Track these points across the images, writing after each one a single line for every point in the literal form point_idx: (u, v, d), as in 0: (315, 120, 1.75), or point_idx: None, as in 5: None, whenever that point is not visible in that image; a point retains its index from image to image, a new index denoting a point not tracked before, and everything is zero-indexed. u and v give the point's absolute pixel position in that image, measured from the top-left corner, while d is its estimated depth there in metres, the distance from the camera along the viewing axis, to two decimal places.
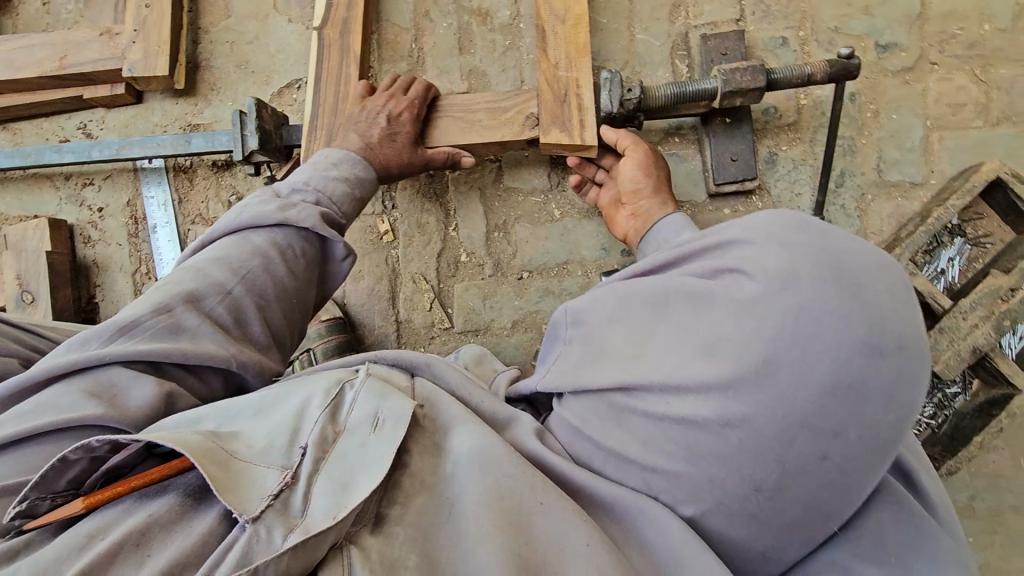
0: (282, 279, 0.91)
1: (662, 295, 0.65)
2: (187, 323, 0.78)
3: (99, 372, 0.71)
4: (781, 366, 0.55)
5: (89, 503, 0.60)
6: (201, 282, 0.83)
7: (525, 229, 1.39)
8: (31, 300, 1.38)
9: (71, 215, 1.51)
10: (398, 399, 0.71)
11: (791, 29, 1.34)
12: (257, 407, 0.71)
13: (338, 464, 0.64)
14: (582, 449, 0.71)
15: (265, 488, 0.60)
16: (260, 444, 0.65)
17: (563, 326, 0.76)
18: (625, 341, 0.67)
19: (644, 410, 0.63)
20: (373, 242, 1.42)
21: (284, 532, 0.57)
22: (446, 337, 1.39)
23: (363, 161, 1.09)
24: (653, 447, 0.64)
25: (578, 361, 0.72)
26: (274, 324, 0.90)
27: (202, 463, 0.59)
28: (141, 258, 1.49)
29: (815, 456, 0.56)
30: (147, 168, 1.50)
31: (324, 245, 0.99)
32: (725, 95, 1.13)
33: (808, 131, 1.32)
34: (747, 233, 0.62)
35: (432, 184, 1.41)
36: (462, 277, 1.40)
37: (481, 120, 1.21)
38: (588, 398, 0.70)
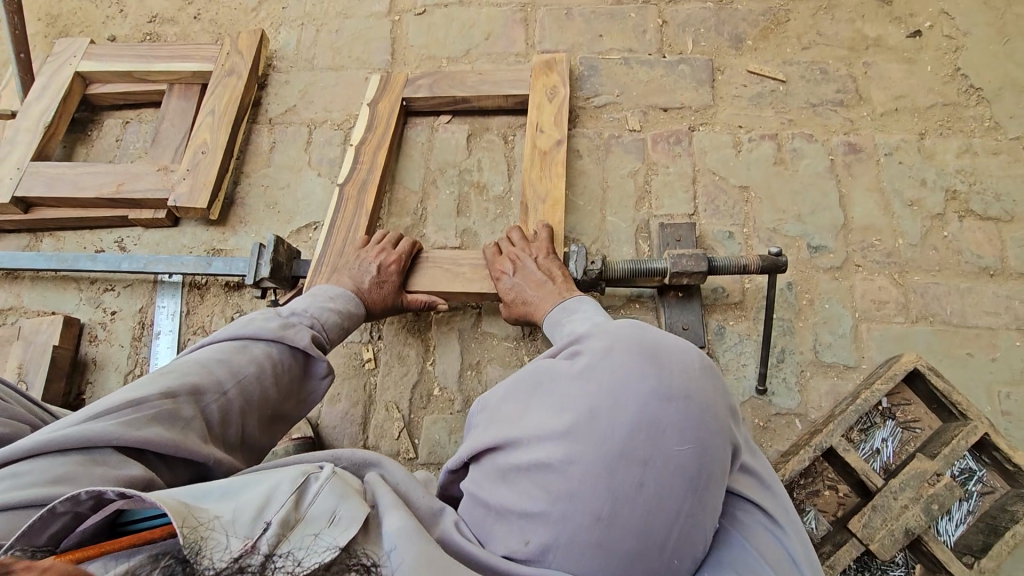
0: (269, 387, 1.04)
1: (532, 376, 0.87)
2: (184, 415, 0.88)
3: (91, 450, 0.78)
4: (601, 411, 0.74)
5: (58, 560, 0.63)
6: (203, 380, 0.95)
7: (496, 370, 1.51)
8: (24, 389, 1.46)
9: (85, 315, 1.65)
10: (354, 504, 0.77)
11: (737, 226, 1.59)
12: (225, 489, 0.76)
13: (295, 542, 0.68)
14: (474, 516, 0.83)
15: (226, 553, 0.64)
16: (226, 517, 0.69)
17: (476, 414, 0.94)
18: (506, 412, 0.86)
19: (513, 460, 0.79)
20: (355, 368, 1.55)
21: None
22: (409, 467, 1.44)
23: (354, 297, 1.29)
24: (519, 493, 0.77)
25: (475, 435, 0.90)
26: (248, 433, 0.99)
27: (179, 526, 0.65)
28: (137, 361, 1.60)
29: (633, 483, 0.71)
30: (166, 282, 1.67)
31: (309, 364, 1.14)
32: (673, 274, 1.33)
33: (751, 310, 1.50)
34: (591, 332, 0.87)
35: (416, 322, 1.57)
36: (432, 409, 1.49)
37: (465, 272, 1.40)
38: (477, 466, 0.85)
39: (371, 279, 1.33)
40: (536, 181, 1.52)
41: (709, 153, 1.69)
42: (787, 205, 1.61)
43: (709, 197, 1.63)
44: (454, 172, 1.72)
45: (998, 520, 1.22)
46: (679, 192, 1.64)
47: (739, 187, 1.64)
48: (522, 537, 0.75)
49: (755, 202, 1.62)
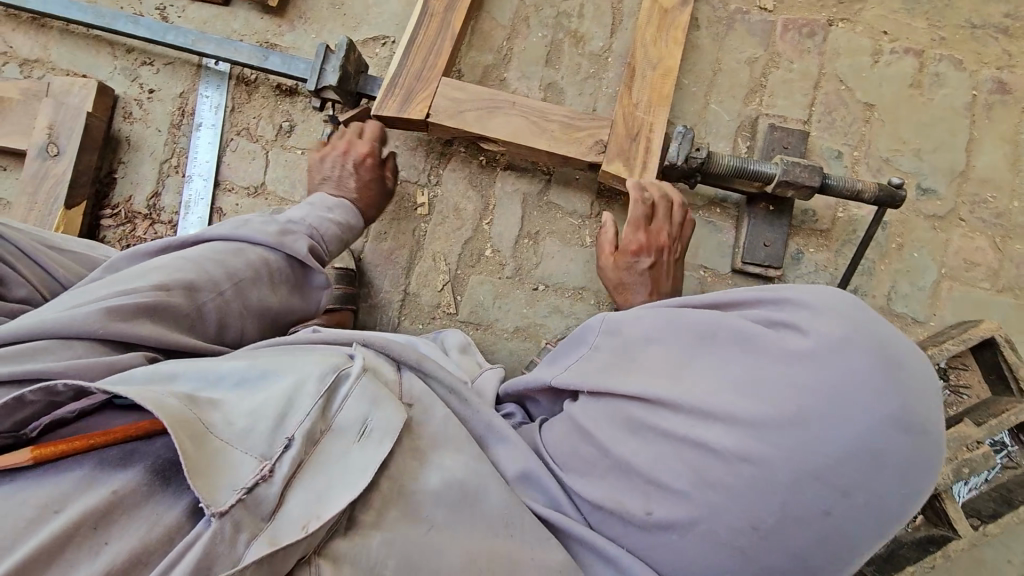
0: (267, 296, 0.97)
1: (713, 330, 0.72)
2: (173, 312, 0.85)
3: (70, 339, 0.77)
4: (814, 419, 0.62)
5: (36, 455, 0.64)
6: (195, 277, 0.89)
7: (554, 245, 1.42)
8: (55, 153, 1.34)
9: (120, 87, 1.49)
10: (387, 411, 0.78)
11: (848, 147, 1.44)
12: (242, 376, 0.79)
13: (319, 467, 0.71)
14: (584, 453, 0.78)
15: (238, 479, 0.66)
16: (242, 425, 0.71)
17: (605, 338, 0.82)
18: (662, 361, 0.74)
19: (666, 427, 0.70)
20: (406, 211, 1.45)
21: (246, 536, 0.64)
22: (447, 322, 1.41)
23: (354, 209, 1.15)
24: (662, 463, 0.69)
25: (604, 364, 0.80)
26: (250, 331, 0.97)
27: (178, 437, 0.65)
28: (175, 151, 1.48)
29: (818, 507, 0.63)
30: (211, 69, 1.50)
31: (310, 273, 1.05)
32: (780, 183, 1.20)
33: (836, 241, 1.40)
34: (804, 296, 0.70)
35: (480, 175, 1.45)
36: (480, 270, 1.42)
37: (554, 131, 1.23)
38: (605, 403, 0.76)
39: (357, 182, 1.19)
40: (649, 44, 1.31)
41: (842, 56, 1.47)
42: (908, 137, 1.44)
43: (827, 107, 1.45)
44: (551, 12, 1.49)
45: (1014, 493, 1.24)
46: (797, 94, 1.45)
47: (863, 105, 1.45)
48: (644, 503, 0.71)
49: (875, 125, 1.44)
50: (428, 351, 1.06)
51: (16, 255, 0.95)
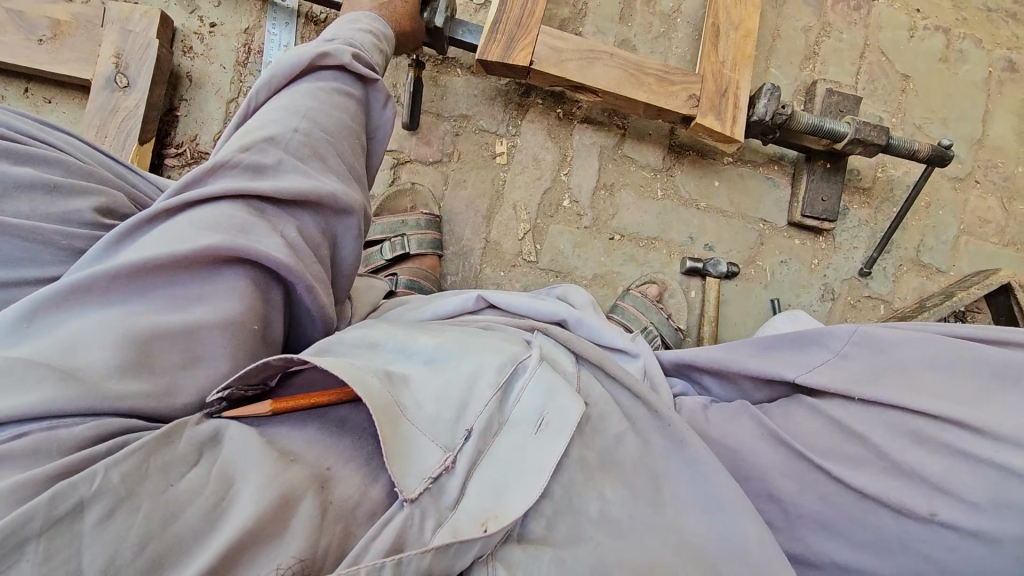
0: (336, 116, 0.85)
1: (1016, 370, 0.67)
2: (268, 164, 0.71)
3: (207, 212, 0.63)
4: None
5: (275, 407, 0.57)
6: (269, 126, 0.76)
7: (629, 197, 1.49)
8: (125, 85, 1.25)
9: (177, 19, 1.41)
10: (566, 402, 0.64)
11: (886, 114, 1.58)
12: (432, 355, 0.64)
13: (497, 461, 0.57)
14: (848, 451, 0.70)
15: (426, 466, 0.53)
16: (430, 409, 0.57)
17: (861, 347, 0.75)
18: (954, 387, 0.69)
19: (965, 448, 0.64)
20: (485, 160, 1.47)
21: (433, 526, 0.50)
22: (528, 270, 1.45)
23: (382, 22, 1.07)
24: (953, 478, 0.64)
25: (865, 373, 0.73)
26: (347, 164, 0.84)
27: (375, 414, 0.52)
28: (242, 90, 1.42)
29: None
30: (278, 4, 1.44)
31: (367, 91, 0.95)
32: (851, 140, 1.31)
33: (876, 199, 1.55)
34: None
35: (558, 126, 1.49)
36: (559, 220, 1.47)
37: (650, 83, 1.29)
38: (885, 414, 0.69)
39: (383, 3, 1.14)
40: (731, 5, 1.38)
41: (884, 30, 1.60)
42: (937, 107, 1.60)
43: (870, 77, 1.58)
44: None
45: None
46: (845, 63, 1.58)
47: (901, 76, 1.60)
48: (927, 504, 0.65)
49: (910, 95, 1.60)
50: (592, 327, 0.87)
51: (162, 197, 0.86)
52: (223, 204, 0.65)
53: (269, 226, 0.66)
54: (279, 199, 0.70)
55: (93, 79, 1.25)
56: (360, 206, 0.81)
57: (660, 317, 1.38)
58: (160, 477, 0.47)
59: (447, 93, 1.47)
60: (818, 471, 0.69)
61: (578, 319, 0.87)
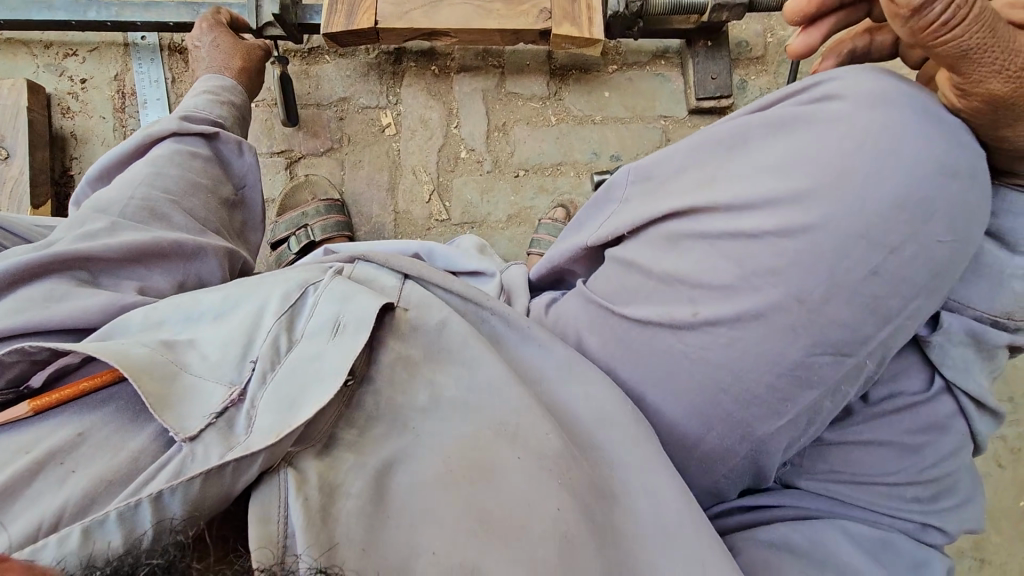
0: (178, 174, 0.87)
1: (742, 137, 0.65)
2: (97, 231, 0.74)
3: (20, 292, 0.65)
4: (857, 183, 0.55)
5: (35, 407, 0.54)
6: (106, 203, 0.80)
7: (524, 130, 1.48)
8: (5, 156, 1.29)
9: (49, 85, 1.45)
10: (363, 300, 0.65)
11: None
12: (220, 309, 0.64)
13: (293, 376, 0.57)
14: (626, 283, 0.70)
15: (209, 407, 0.54)
16: (216, 354, 0.59)
17: (632, 185, 0.75)
18: (697, 180, 0.67)
19: (700, 232, 0.63)
20: (375, 135, 1.48)
21: (221, 453, 0.50)
22: (443, 228, 1.45)
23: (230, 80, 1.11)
24: (703, 262, 0.63)
25: (639, 204, 0.73)
26: (197, 217, 0.86)
27: (134, 376, 0.53)
28: (126, 134, 1.45)
29: (861, 274, 0.56)
30: (140, 44, 1.47)
31: (215, 146, 0.97)
32: (713, 8, 1.28)
33: (772, 65, 1.51)
34: (838, 72, 0.62)
35: (436, 83, 1.49)
36: (460, 172, 1.47)
37: (497, 9, 1.28)
38: (647, 234, 0.70)
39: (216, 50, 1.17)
40: None
41: None
42: None
43: None
44: None
45: None
46: None
47: None
48: (691, 305, 0.63)
49: None
50: (446, 255, 0.95)
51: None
52: (46, 279, 0.67)
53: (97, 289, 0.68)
54: (111, 262, 0.72)
55: None
56: (219, 247, 0.82)
57: None
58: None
59: (321, 81, 1.48)
60: (619, 316, 0.70)
61: (430, 250, 0.95)
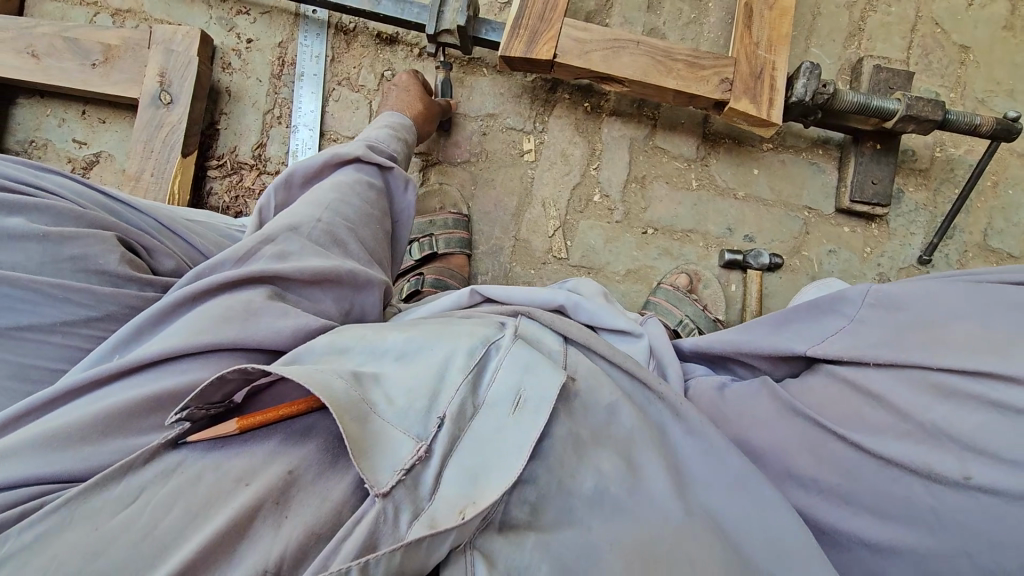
0: (356, 203, 0.95)
1: None
2: (290, 252, 0.79)
3: (221, 300, 0.70)
4: None
5: (242, 426, 0.60)
6: (296, 216, 0.86)
7: (662, 189, 1.45)
8: (168, 101, 1.32)
9: (217, 37, 1.47)
10: (543, 376, 0.72)
11: (944, 89, 1.46)
12: (403, 351, 0.73)
13: (474, 446, 0.65)
14: (867, 416, 0.65)
15: (399, 459, 0.60)
16: (402, 402, 0.65)
17: (872, 306, 0.68)
18: (980, 337, 0.60)
19: (992, 399, 0.57)
20: (513, 158, 1.46)
21: (410, 518, 0.57)
22: (559, 267, 1.43)
23: (405, 119, 1.22)
24: (986, 433, 0.57)
25: (887, 336, 0.66)
26: (367, 247, 0.93)
27: (343, 421, 0.59)
28: (277, 102, 1.47)
29: None
30: (310, 17, 1.48)
31: (385, 178, 1.07)
32: (903, 118, 1.22)
33: (934, 181, 1.44)
34: None
35: (586, 120, 1.46)
36: (589, 215, 1.44)
37: (679, 70, 1.24)
38: (901, 372, 0.63)
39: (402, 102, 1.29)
40: None
41: None
42: (1002, 78, 1.46)
43: (924, 50, 1.46)
44: None
45: None
46: (895, 37, 1.46)
47: (959, 47, 1.46)
48: (961, 468, 0.58)
49: (971, 67, 1.46)
50: (590, 312, 0.90)
51: (162, 231, 0.86)
52: (243, 291, 0.72)
53: (285, 308, 0.72)
54: (297, 283, 0.77)
55: (140, 96, 1.33)
56: (380, 281, 0.89)
57: (695, 309, 1.33)
58: (86, 525, 0.52)
59: (473, 93, 1.47)
60: (837, 440, 0.66)
61: (576, 303, 0.91)
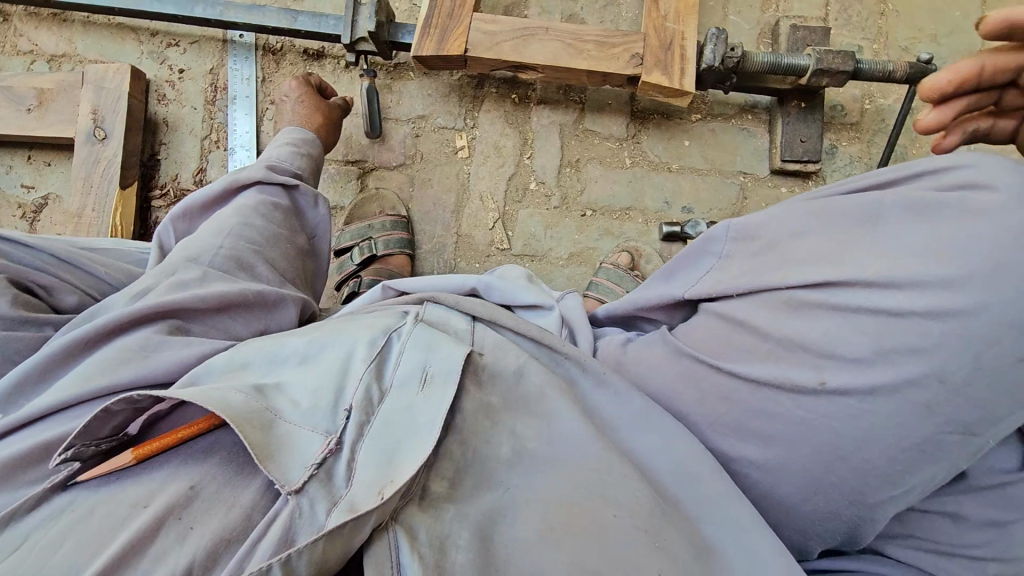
0: (259, 222, 1.00)
1: (877, 207, 0.60)
2: (190, 280, 0.83)
3: (120, 343, 0.74)
4: (1013, 276, 0.53)
5: (139, 455, 0.61)
6: (195, 249, 0.90)
7: (596, 170, 1.46)
8: (103, 136, 1.36)
9: (150, 71, 1.52)
10: (445, 351, 0.75)
11: (867, 41, 1.46)
12: (304, 353, 0.74)
13: (386, 431, 0.66)
14: (739, 343, 0.66)
15: (308, 456, 0.62)
16: (307, 402, 0.67)
17: (732, 240, 0.70)
18: (821, 249, 0.62)
19: (837, 306, 0.59)
20: (448, 156, 1.48)
21: (327, 508, 0.58)
22: (503, 257, 1.44)
23: (305, 129, 1.24)
24: (836, 339, 0.58)
25: (749, 264, 0.68)
26: (277, 266, 0.98)
27: (240, 427, 0.60)
28: (213, 127, 1.51)
29: (1011, 358, 0.53)
30: (238, 42, 1.52)
31: (294, 196, 1.11)
32: (815, 72, 1.23)
33: (866, 133, 1.44)
34: (975, 161, 0.59)
35: (516, 112, 1.48)
36: (527, 203, 1.46)
37: (590, 50, 1.26)
38: (758, 297, 0.65)
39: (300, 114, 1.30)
40: None
41: None
42: (923, 24, 1.46)
43: (841, 5, 1.47)
44: None
45: None
46: None
47: None
48: (817, 374, 0.59)
49: (890, 17, 1.47)
50: (503, 289, 0.97)
51: (58, 264, 0.89)
52: (141, 328, 0.76)
53: (184, 338, 0.76)
54: (199, 312, 0.81)
55: (75, 134, 1.37)
56: (296, 297, 0.92)
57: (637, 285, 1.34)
58: None
59: (402, 97, 1.50)
60: (717, 372, 0.67)
61: (487, 284, 0.97)
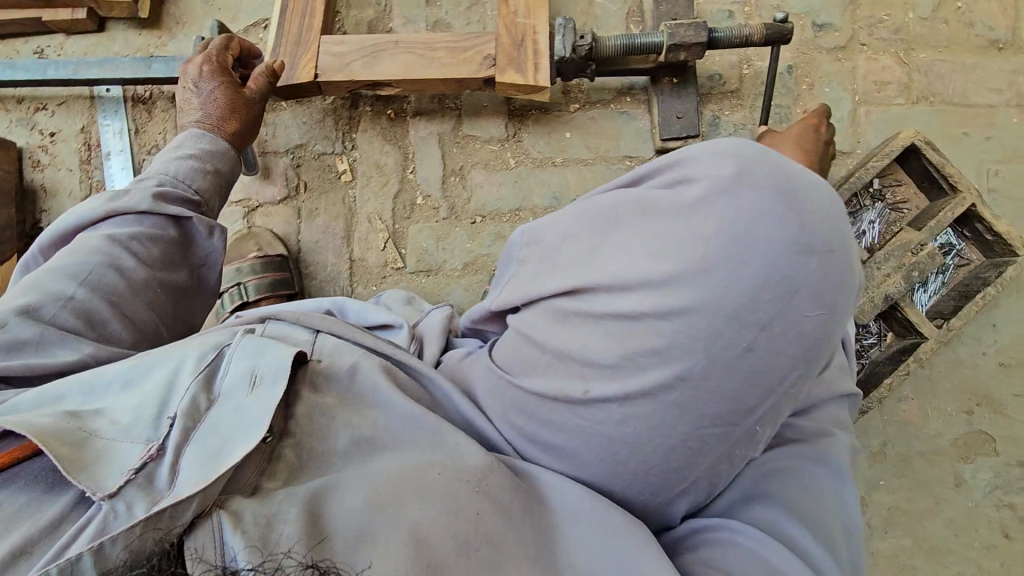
0: (131, 269, 0.88)
1: (615, 209, 0.59)
2: (26, 341, 0.76)
3: None
4: (725, 268, 0.51)
5: None
6: (38, 297, 0.81)
7: (480, 175, 1.43)
8: None
9: (21, 138, 1.49)
10: (277, 351, 0.70)
11: (737, 5, 1.43)
12: (127, 377, 0.69)
13: (216, 429, 0.62)
14: (527, 356, 0.65)
15: (127, 463, 0.58)
16: (128, 419, 0.63)
17: (517, 247, 0.67)
18: (577, 253, 0.61)
19: (586, 312, 0.58)
20: (331, 180, 1.46)
21: (146, 504, 0.54)
22: (398, 277, 1.42)
23: (209, 133, 1.05)
24: (591, 345, 0.58)
25: (537, 269, 0.64)
26: (142, 319, 0.88)
27: (49, 447, 0.57)
28: (92, 186, 1.48)
29: (738, 349, 0.52)
30: (105, 96, 1.49)
31: (184, 226, 0.96)
32: (669, 48, 1.20)
33: (747, 99, 1.41)
34: (705, 151, 0.56)
35: (393, 128, 1.45)
36: (417, 218, 1.43)
37: (441, 57, 1.23)
38: (530, 310, 0.64)
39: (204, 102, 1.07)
40: None
41: None
42: None
43: None
44: None
45: (972, 285, 1.27)
46: None
47: None
48: (581, 383, 0.59)
49: None
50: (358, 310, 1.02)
51: None
52: None
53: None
54: (29, 375, 0.75)
55: None
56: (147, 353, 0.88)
57: None
58: None
59: (277, 129, 1.47)
60: (513, 387, 0.67)
61: (340, 304, 1.03)
